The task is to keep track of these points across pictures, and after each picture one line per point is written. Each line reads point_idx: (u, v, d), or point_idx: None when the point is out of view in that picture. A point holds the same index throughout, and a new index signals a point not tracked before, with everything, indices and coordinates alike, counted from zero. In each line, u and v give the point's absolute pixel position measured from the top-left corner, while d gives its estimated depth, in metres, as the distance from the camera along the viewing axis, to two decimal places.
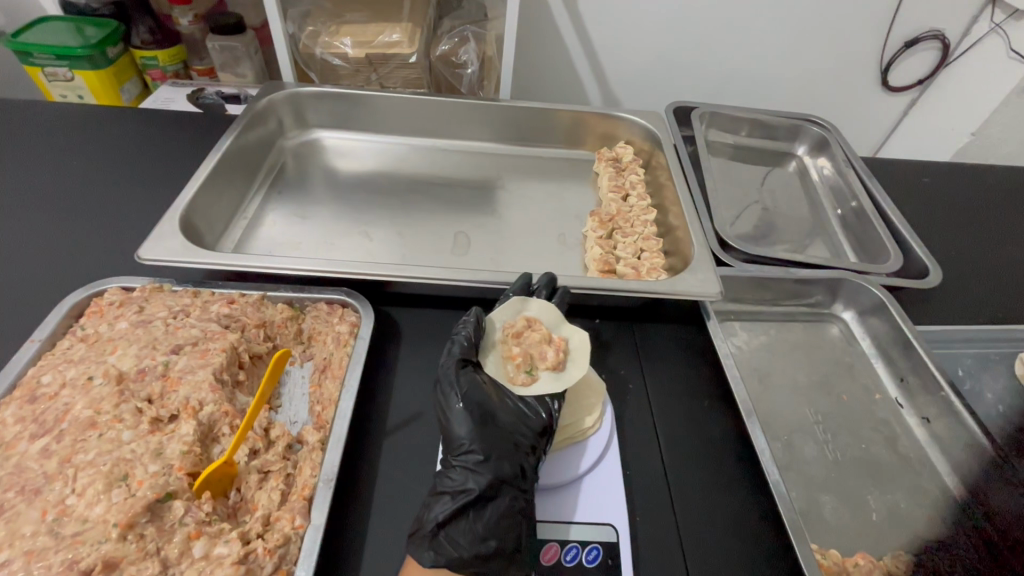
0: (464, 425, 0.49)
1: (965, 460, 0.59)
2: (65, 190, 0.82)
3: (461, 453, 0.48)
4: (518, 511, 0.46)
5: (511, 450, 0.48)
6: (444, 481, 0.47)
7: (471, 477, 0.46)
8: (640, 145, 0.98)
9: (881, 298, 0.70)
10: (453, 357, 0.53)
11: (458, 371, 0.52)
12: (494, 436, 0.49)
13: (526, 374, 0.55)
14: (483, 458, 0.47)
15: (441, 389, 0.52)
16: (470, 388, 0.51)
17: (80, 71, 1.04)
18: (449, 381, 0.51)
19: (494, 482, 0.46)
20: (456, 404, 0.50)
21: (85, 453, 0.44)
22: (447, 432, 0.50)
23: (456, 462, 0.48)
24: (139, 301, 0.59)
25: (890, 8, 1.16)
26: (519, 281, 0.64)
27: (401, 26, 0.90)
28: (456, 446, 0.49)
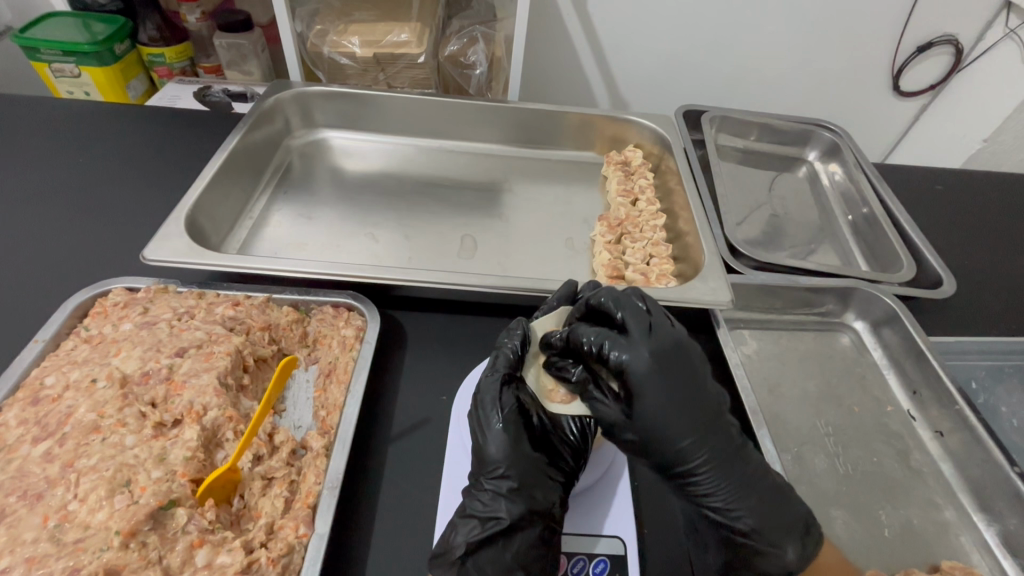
0: (501, 448, 0.47)
1: (978, 475, 0.58)
2: (71, 187, 0.82)
3: (494, 477, 0.46)
4: (546, 543, 0.45)
5: (544, 478, 0.47)
6: (473, 505, 0.46)
7: (503, 505, 0.45)
8: (650, 149, 0.96)
9: (893, 308, 0.69)
10: (497, 374, 0.51)
11: (501, 390, 0.50)
12: (528, 463, 0.47)
13: (566, 391, 0.53)
14: (517, 485, 0.46)
15: (479, 407, 0.50)
16: (511, 409, 0.49)
17: (87, 67, 1.04)
18: (490, 399, 0.50)
19: (527, 513, 0.45)
20: (496, 425, 0.48)
21: (87, 457, 0.44)
22: (481, 453, 0.48)
23: (488, 485, 0.46)
24: (144, 302, 0.59)
25: (904, 13, 1.14)
26: (564, 289, 0.60)
27: (410, 26, 0.89)
28: (489, 469, 0.47)
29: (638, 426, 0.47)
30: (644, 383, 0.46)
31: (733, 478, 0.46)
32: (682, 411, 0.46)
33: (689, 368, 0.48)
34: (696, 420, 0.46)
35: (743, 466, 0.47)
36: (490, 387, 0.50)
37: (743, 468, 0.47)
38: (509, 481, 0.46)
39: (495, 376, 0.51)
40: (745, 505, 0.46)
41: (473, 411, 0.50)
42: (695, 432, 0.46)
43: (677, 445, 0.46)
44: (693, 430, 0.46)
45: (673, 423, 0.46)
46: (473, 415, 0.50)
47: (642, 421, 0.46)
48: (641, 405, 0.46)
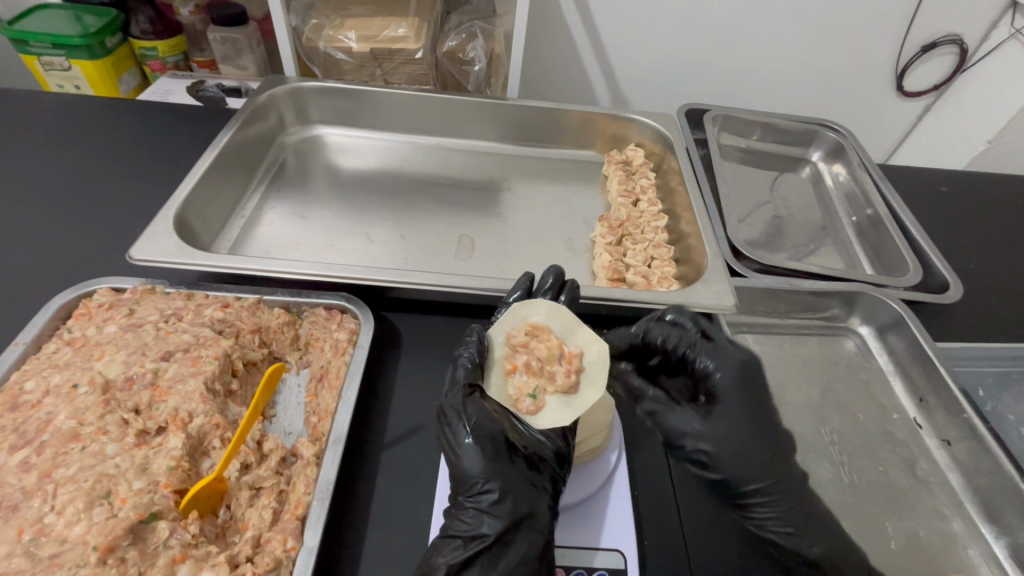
0: (475, 462, 0.45)
1: (987, 485, 0.57)
2: (58, 183, 0.79)
3: (473, 493, 0.45)
4: (537, 555, 0.43)
5: (526, 488, 0.45)
6: (457, 523, 0.44)
7: (485, 521, 0.43)
8: (651, 148, 0.95)
9: (900, 313, 0.68)
10: (457, 388, 0.49)
11: (464, 402, 0.48)
12: (509, 474, 0.45)
13: (530, 399, 0.49)
14: (497, 499, 0.44)
15: (448, 422, 0.48)
16: (478, 421, 0.47)
17: (77, 60, 1.02)
18: (455, 415, 0.48)
19: (510, 526, 0.43)
20: (465, 440, 0.46)
21: (66, 467, 0.42)
22: (456, 470, 0.46)
23: (468, 502, 0.45)
24: (130, 303, 0.57)
25: (909, 12, 1.13)
26: (519, 285, 0.59)
27: (407, 21, 0.87)
28: (468, 485, 0.45)
29: (716, 435, 0.50)
30: (733, 392, 0.52)
31: (789, 486, 0.50)
32: (762, 419, 0.51)
33: (758, 380, 0.53)
34: (763, 431, 0.51)
35: (790, 473, 0.51)
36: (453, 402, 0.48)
37: (793, 479, 0.50)
38: (488, 496, 0.44)
39: (457, 390, 0.49)
40: (798, 514, 0.49)
41: (442, 428, 0.48)
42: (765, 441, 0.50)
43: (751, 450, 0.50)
44: (764, 439, 0.50)
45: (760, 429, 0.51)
46: (443, 431, 0.48)
47: (721, 430, 0.50)
48: (727, 416, 0.51)
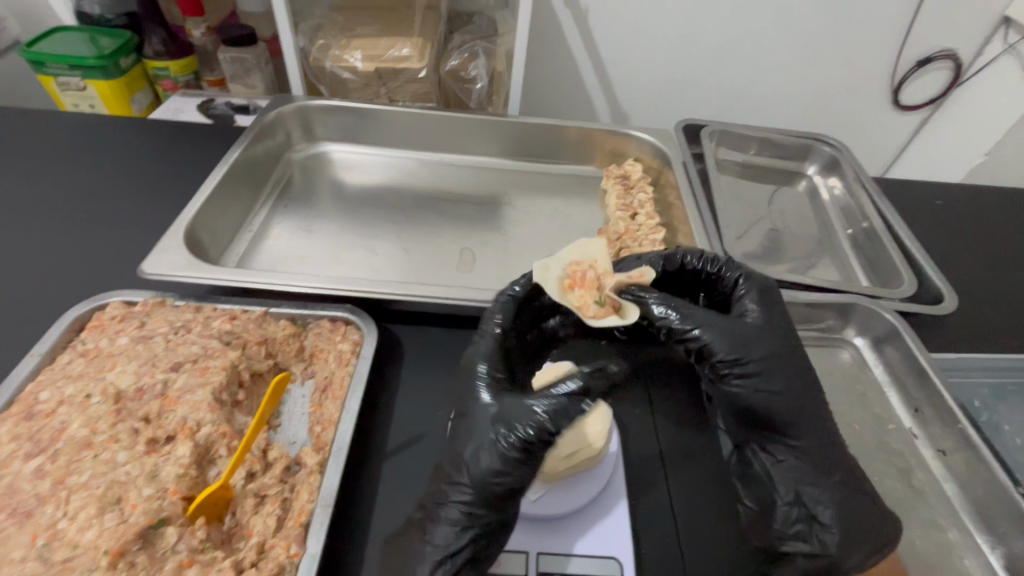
0: (481, 430, 0.47)
1: (982, 495, 0.57)
2: (72, 200, 0.82)
3: (468, 457, 0.46)
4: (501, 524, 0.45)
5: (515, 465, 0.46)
6: (454, 529, 0.44)
7: (469, 484, 0.45)
8: (648, 163, 0.97)
9: (894, 324, 0.69)
10: (552, 410, 0.44)
11: (546, 432, 0.44)
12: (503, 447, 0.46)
13: (597, 305, 0.53)
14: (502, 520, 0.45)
15: (513, 437, 0.44)
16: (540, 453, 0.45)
17: (93, 80, 1.05)
18: (531, 438, 0.44)
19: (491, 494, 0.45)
20: (520, 466, 0.44)
21: (78, 474, 0.43)
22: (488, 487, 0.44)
23: (479, 514, 0.44)
24: (141, 316, 0.59)
25: (903, 27, 1.15)
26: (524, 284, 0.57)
27: (412, 41, 0.90)
28: (465, 449, 0.47)
29: (740, 351, 0.51)
30: (777, 320, 0.54)
31: (813, 401, 0.51)
32: (790, 343, 0.53)
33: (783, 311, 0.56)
34: (798, 358, 0.53)
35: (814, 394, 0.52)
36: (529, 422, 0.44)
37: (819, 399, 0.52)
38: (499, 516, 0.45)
39: (541, 410, 0.45)
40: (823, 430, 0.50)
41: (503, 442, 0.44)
42: (790, 359, 0.52)
43: (773, 361, 0.51)
44: (794, 363, 0.52)
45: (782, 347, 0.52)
46: (498, 443, 0.45)
47: (760, 351, 0.51)
48: (779, 342, 0.52)
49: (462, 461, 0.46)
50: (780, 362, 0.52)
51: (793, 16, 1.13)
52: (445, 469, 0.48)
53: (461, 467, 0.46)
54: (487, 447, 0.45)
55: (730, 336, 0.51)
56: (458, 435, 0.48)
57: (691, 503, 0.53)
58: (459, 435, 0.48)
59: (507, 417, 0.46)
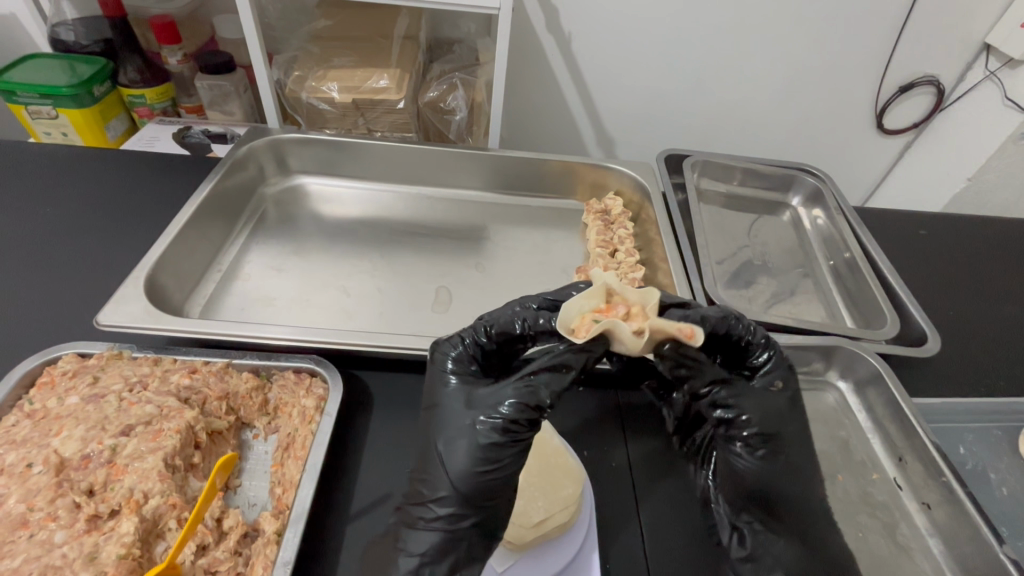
0: (451, 435, 0.46)
1: (969, 553, 0.55)
2: (34, 238, 0.79)
3: (438, 462, 0.46)
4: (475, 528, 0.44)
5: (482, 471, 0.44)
6: (435, 534, 0.44)
7: (441, 489, 0.45)
8: (631, 196, 0.95)
9: (877, 368, 0.68)
10: (524, 389, 0.45)
11: (526, 411, 0.44)
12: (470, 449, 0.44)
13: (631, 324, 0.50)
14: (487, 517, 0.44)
15: (492, 421, 0.44)
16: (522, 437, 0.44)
17: (65, 109, 1.01)
18: (510, 419, 0.44)
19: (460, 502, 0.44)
20: (503, 452, 0.44)
21: (11, 558, 0.42)
22: (473, 480, 0.43)
23: (462, 514, 0.44)
24: (94, 370, 0.56)
25: (884, 55, 1.15)
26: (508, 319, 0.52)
27: (389, 72, 0.88)
28: (438, 452, 0.46)
29: (770, 428, 0.48)
30: (801, 412, 0.52)
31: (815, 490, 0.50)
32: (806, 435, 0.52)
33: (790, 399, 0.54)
34: (811, 452, 0.51)
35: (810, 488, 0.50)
36: (505, 405, 0.45)
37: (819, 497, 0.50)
38: (484, 513, 0.44)
39: (516, 393, 0.45)
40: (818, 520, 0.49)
41: (478, 427, 0.44)
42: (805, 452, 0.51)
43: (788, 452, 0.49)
44: (805, 456, 0.51)
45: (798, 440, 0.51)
46: (474, 431, 0.45)
47: (786, 434, 0.49)
48: (800, 429, 0.51)
49: (437, 457, 0.46)
50: (797, 450, 0.50)
51: (775, 44, 1.13)
52: (421, 474, 0.47)
53: (437, 464, 0.46)
54: (462, 438, 0.45)
55: (764, 411, 0.49)
56: (432, 430, 0.48)
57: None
58: (433, 431, 0.47)
59: (477, 404, 0.46)
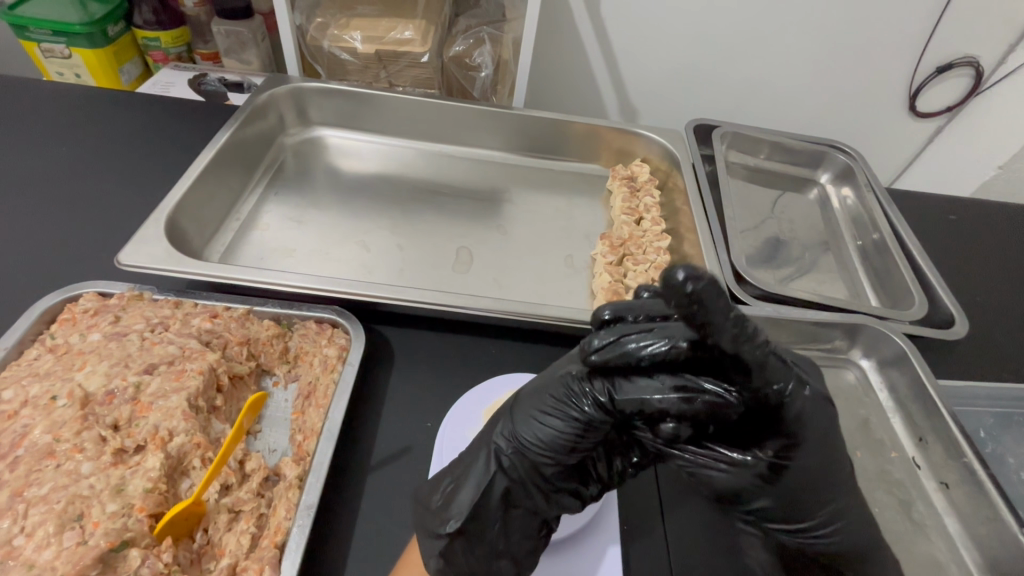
0: (536, 421, 0.44)
1: (985, 534, 0.55)
2: (50, 177, 0.78)
3: (507, 444, 0.45)
4: (506, 509, 0.45)
5: (540, 469, 0.44)
6: (469, 500, 0.44)
7: (497, 472, 0.44)
8: (658, 164, 0.93)
9: (903, 348, 0.67)
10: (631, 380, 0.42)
11: (601, 427, 0.43)
12: (543, 442, 0.43)
13: None
14: (527, 485, 0.45)
15: (578, 388, 0.44)
16: (594, 433, 0.43)
17: (78, 48, 0.98)
18: (596, 403, 0.43)
19: (510, 488, 0.44)
20: (573, 427, 0.43)
21: (38, 486, 0.42)
22: (537, 438, 0.44)
23: (508, 466, 0.44)
24: (115, 309, 0.56)
25: (928, 32, 1.09)
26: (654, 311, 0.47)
27: (415, 23, 0.84)
28: (513, 432, 0.45)
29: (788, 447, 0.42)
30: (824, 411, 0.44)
31: (842, 520, 0.45)
32: (819, 483, 0.44)
33: (834, 418, 0.45)
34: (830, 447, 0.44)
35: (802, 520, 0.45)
36: (589, 409, 0.43)
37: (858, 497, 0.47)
38: (522, 504, 0.45)
39: (606, 405, 0.42)
40: (850, 533, 0.45)
41: (570, 387, 0.44)
42: (803, 502, 0.44)
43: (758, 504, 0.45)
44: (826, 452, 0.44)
45: (772, 496, 0.44)
46: (565, 387, 0.44)
47: (813, 450, 0.43)
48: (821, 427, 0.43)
49: (513, 432, 0.45)
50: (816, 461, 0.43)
51: (814, 15, 1.08)
52: (494, 420, 0.47)
53: (516, 411, 0.46)
54: (549, 390, 0.45)
55: (815, 435, 0.43)
56: (519, 397, 0.47)
57: (685, 561, 0.51)
58: (524, 398, 0.46)
59: (576, 395, 0.44)
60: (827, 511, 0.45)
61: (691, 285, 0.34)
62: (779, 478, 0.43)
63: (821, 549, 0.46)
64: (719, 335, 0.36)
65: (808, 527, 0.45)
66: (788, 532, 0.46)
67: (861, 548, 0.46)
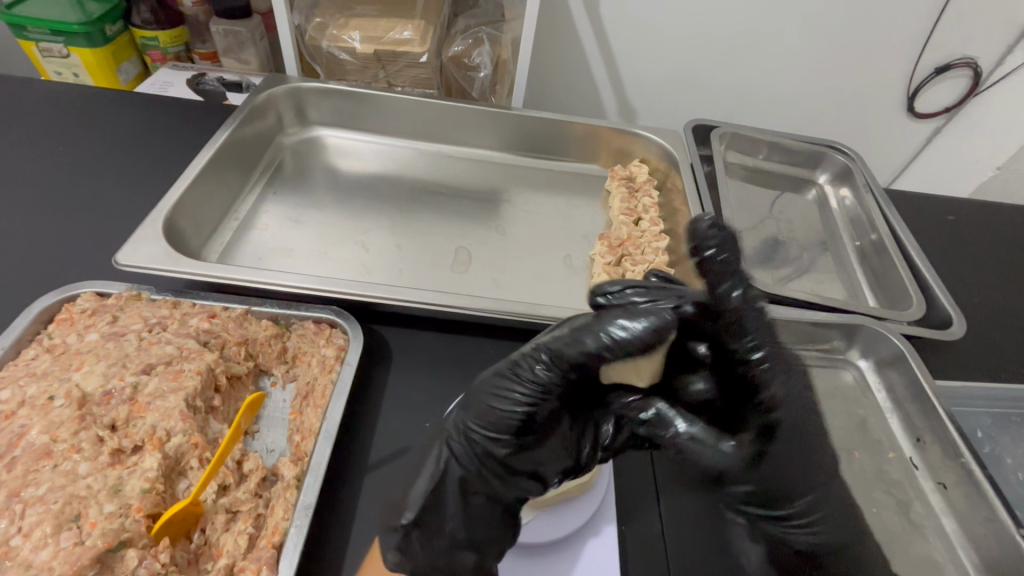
0: (485, 404, 0.45)
1: (982, 534, 0.55)
2: (48, 177, 0.78)
3: (459, 431, 0.45)
4: (466, 498, 0.44)
5: (495, 451, 0.44)
6: (425, 486, 0.43)
7: (451, 459, 0.44)
8: (657, 165, 0.93)
9: (900, 349, 0.67)
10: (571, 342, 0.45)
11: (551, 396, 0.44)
12: (495, 423, 0.44)
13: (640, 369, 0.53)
14: (482, 470, 0.44)
15: (522, 364, 0.45)
16: (544, 402, 0.44)
17: (76, 48, 0.97)
18: (544, 371, 0.45)
19: (467, 475, 0.44)
20: (521, 400, 0.44)
21: (36, 486, 0.42)
22: (487, 418, 0.44)
23: (461, 452, 0.44)
24: (113, 310, 0.56)
25: (926, 33, 1.10)
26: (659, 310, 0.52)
27: (414, 23, 0.84)
28: (465, 419, 0.45)
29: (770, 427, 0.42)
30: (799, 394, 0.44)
31: (823, 508, 0.43)
32: (796, 469, 0.43)
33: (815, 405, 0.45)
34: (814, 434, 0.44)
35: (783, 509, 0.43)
36: (535, 381, 0.44)
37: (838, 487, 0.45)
38: (483, 491, 0.44)
39: (551, 372, 0.45)
40: (830, 520, 0.43)
41: (515, 365, 0.45)
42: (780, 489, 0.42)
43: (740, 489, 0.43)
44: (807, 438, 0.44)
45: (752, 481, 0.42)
46: (510, 366, 0.46)
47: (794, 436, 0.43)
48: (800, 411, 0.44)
49: (465, 421, 0.45)
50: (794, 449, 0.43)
51: (812, 16, 1.09)
52: (445, 410, 0.48)
53: (466, 398, 0.46)
54: (495, 372, 0.46)
55: (796, 418, 0.43)
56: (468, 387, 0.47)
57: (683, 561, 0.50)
58: (473, 387, 0.47)
59: (521, 372, 0.45)
60: (806, 498, 0.43)
61: (714, 246, 0.47)
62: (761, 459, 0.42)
63: (801, 542, 0.43)
64: (732, 296, 0.46)
65: (787, 514, 0.43)
66: (769, 520, 0.44)
67: (843, 541, 0.43)
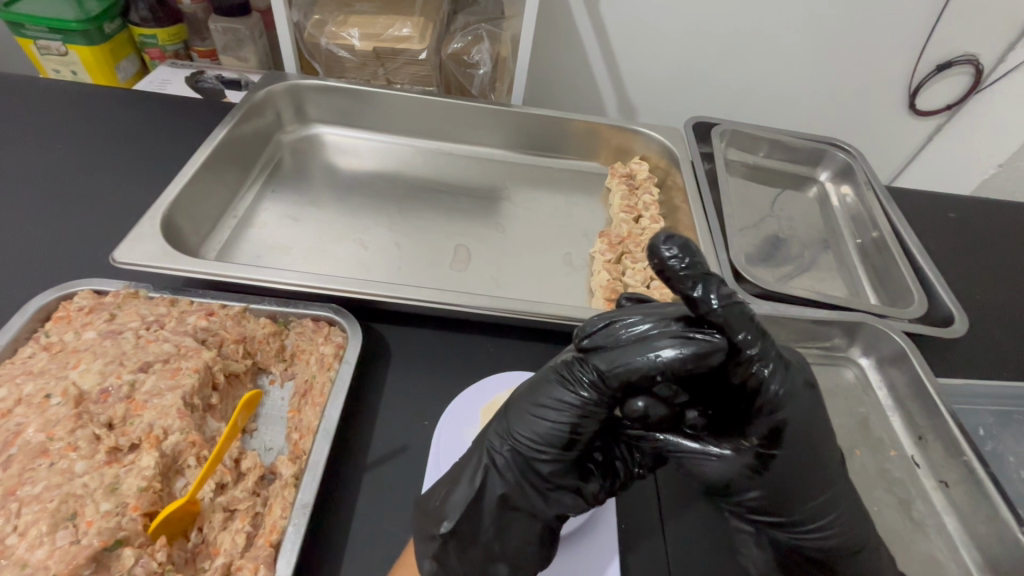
0: (529, 418, 0.44)
1: (984, 533, 0.55)
2: (45, 174, 0.77)
3: (500, 444, 0.44)
4: (502, 512, 0.44)
5: (536, 466, 0.43)
6: (460, 498, 0.43)
7: (491, 471, 0.44)
8: (657, 162, 0.92)
9: (902, 347, 0.66)
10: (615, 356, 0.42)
11: (595, 412, 0.43)
12: (536, 437, 0.43)
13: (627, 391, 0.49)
14: (524, 485, 0.44)
15: (568, 375, 0.44)
16: (588, 419, 0.43)
17: (74, 45, 0.97)
18: (587, 386, 0.43)
19: (507, 489, 0.43)
20: (566, 415, 0.43)
21: (32, 485, 0.41)
22: (530, 431, 0.43)
23: (503, 464, 0.44)
24: (111, 307, 0.55)
25: (927, 30, 1.09)
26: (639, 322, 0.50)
27: (413, 20, 0.83)
28: (507, 431, 0.44)
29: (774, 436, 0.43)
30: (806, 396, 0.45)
31: (835, 511, 0.45)
32: (807, 473, 0.44)
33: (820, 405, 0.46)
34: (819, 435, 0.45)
35: (793, 515, 0.45)
36: (580, 396, 0.43)
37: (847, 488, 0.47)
38: (522, 506, 0.44)
39: (596, 388, 0.43)
40: (844, 524, 0.45)
41: (561, 377, 0.44)
42: (788, 495, 0.44)
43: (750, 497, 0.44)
44: (815, 440, 0.45)
45: (763, 489, 0.43)
46: (556, 379, 0.44)
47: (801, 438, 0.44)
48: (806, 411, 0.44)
49: (507, 433, 0.44)
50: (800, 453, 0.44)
51: (813, 12, 1.08)
52: (489, 420, 0.47)
53: (509, 412, 0.45)
54: (540, 383, 0.45)
55: (800, 421, 0.44)
56: (512, 398, 0.46)
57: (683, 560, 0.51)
58: (517, 398, 0.46)
59: (567, 385, 0.44)
60: (817, 503, 0.44)
61: (675, 249, 0.41)
62: (767, 468, 0.43)
63: (813, 547, 0.45)
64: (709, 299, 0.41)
65: (796, 522, 0.45)
66: (778, 527, 0.45)
67: (855, 544, 0.46)
